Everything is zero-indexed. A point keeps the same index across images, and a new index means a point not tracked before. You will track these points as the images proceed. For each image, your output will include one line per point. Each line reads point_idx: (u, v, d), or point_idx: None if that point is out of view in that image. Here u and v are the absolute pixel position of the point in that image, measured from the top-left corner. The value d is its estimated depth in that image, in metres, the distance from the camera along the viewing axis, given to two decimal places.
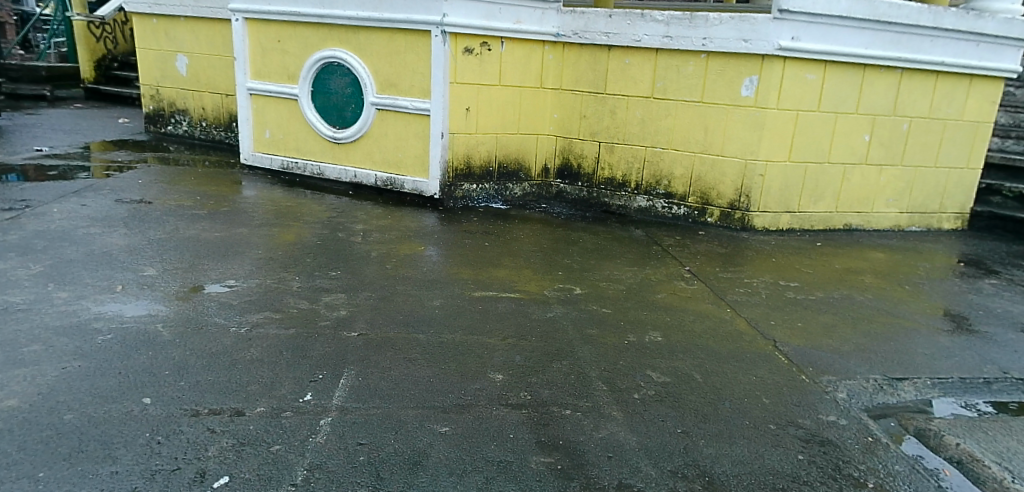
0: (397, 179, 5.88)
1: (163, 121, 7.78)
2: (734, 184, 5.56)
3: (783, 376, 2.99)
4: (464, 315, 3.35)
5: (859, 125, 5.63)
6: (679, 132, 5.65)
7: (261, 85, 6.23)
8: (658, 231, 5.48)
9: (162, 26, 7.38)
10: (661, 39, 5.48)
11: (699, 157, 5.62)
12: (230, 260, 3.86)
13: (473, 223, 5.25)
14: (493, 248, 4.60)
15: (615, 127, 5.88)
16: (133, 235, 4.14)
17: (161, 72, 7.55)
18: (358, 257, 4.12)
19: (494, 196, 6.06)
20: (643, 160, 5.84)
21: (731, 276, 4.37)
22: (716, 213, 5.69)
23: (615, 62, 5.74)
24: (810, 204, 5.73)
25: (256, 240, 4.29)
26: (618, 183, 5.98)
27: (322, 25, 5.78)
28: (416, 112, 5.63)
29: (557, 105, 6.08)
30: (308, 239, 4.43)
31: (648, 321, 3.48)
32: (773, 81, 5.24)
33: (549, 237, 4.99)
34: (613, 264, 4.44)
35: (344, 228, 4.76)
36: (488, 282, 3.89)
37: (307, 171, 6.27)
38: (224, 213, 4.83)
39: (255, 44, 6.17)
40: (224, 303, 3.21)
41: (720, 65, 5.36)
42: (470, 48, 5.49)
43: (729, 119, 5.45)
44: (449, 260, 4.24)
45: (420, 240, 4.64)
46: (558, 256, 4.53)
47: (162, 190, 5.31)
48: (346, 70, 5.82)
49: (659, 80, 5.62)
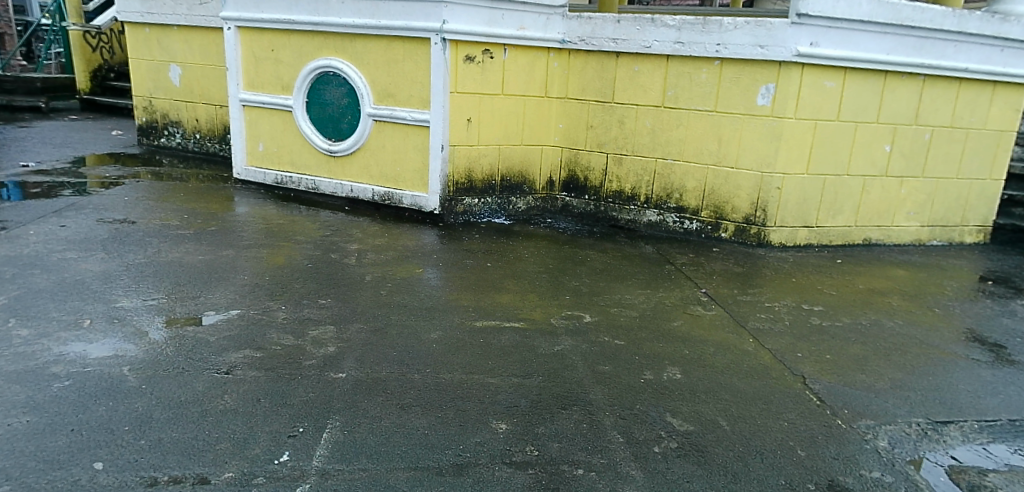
0: (395, 194, 5.61)
1: (156, 133, 7.53)
2: (749, 198, 5.26)
3: (816, 422, 2.69)
4: (462, 349, 3.07)
5: (882, 135, 5.32)
6: (691, 143, 5.36)
7: (254, 96, 5.97)
8: (670, 248, 5.19)
9: (154, 35, 7.13)
10: (672, 45, 5.20)
11: (712, 169, 5.33)
12: (212, 287, 3.60)
13: (474, 241, 4.97)
14: (496, 269, 4.32)
15: (624, 137, 5.59)
16: (111, 259, 3.89)
17: (154, 83, 7.30)
18: (350, 282, 3.85)
19: (496, 211, 5.78)
20: (653, 173, 5.54)
21: (751, 300, 4.07)
22: (730, 228, 5.39)
23: (623, 69, 5.46)
24: (829, 218, 5.43)
25: (243, 264, 4.02)
26: (626, 196, 5.69)
27: (317, 33, 5.52)
28: (415, 123, 5.36)
29: (563, 114, 5.80)
30: (299, 261, 4.16)
31: (665, 355, 3.20)
32: (791, 89, 4.95)
33: (555, 257, 4.70)
34: (624, 287, 4.15)
35: (338, 248, 4.49)
36: (490, 309, 3.61)
37: (302, 185, 6.01)
38: (211, 233, 4.57)
39: (248, 54, 5.92)
40: (201, 339, 2.96)
41: (735, 72, 5.07)
42: (471, 56, 5.23)
43: (744, 129, 5.16)
44: (448, 284, 3.96)
45: (418, 261, 4.36)
46: (566, 278, 4.25)
47: (147, 207, 5.07)
48: (342, 80, 5.56)
49: (670, 88, 5.33)
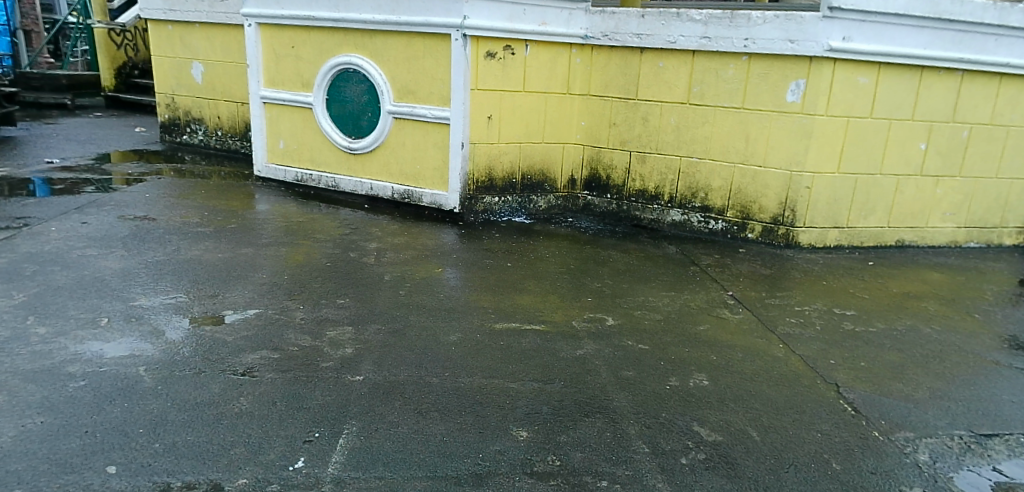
0: (414, 192, 5.55)
1: (178, 130, 7.56)
2: (777, 197, 5.12)
3: (852, 433, 2.58)
4: (482, 353, 3.00)
5: (917, 133, 5.15)
6: (717, 141, 5.23)
7: (275, 93, 5.94)
8: (694, 249, 5.06)
9: (177, 32, 7.15)
10: (698, 40, 5.07)
11: (739, 168, 5.19)
12: (230, 285, 3.56)
13: (495, 240, 4.90)
14: (517, 269, 4.24)
15: (648, 135, 5.47)
16: (131, 257, 3.87)
17: (176, 81, 7.33)
18: (369, 282, 3.79)
19: (517, 210, 5.70)
20: (678, 171, 5.42)
21: (779, 304, 3.95)
22: (757, 228, 5.26)
23: (648, 66, 5.34)
24: (860, 219, 5.27)
25: (261, 262, 3.98)
26: (650, 195, 5.57)
27: (338, 29, 5.47)
28: (435, 121, 5.29)
29: (585, 111, 5.69)
30: (318, 260, 4.11)
31: (691, 360, 3.09)
32: (822, 85, 4.80)
33: (577, 257, 4.60)
34: (648, 288, 4.04)
35: (357, 246, 4.44)
36: (510, 311, 3.53)
37: (322, 183, 5.97)
38: (230, 231, 4.55)
39: (268, 50, 5.89)
40: (218, 339, 2.91)
41: (764, 68, 4.93)
42: (493, 52, 5.15)
43: (772, 126, 5.01)
44: (468, 284, 3.88)
45: (438, 261, 4.29)
46: (588, 279, 4.15)
47: (168, 204, 5.06)
48: (362, 77, 5.51)
49: (696, 85, 5.20)
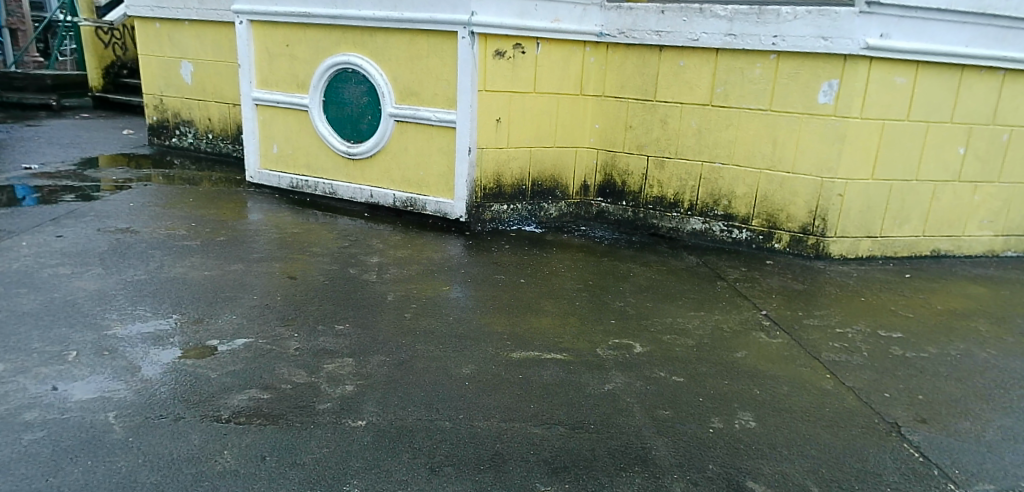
0: (418, 199, 5.21)
1: (167, 133, 7.21)
2: (807, 205, 4.80)
3: (927, 488, 2.25)
4: (499, 389, 2.66)
5: (955, 136, 4.82)
6: (742, 145, 4.91)
7: (268, 95, 5.60)
8: (719, 261, 4.73)
9: (165, 30, 6.80)
10: (722, 38, 4.75)
11: (766, 174, 4.87)
12: (218, 309, 3.21)
13: (505, 252, 4.56)
14: (530, 286, 3.90)
15: (667, 138, 5.14)
16: (108, 276, 3.52)
17: (165, 81, 6.98)
18: (370, 303, 3.45)
19: (527, 218, 5.36)
20: (699, 177, 5.10)
21: (818, 326, 3.63)
22: (784, 238, 4.93)
23: (667, 65, 5.01)
24: (894, 228, 4.95)
25: (252, 280, 3.64)
26: (669, 202, 5.24)
27: (335, 27, 5.13)
28: (440, 124, 4.95)
29: (599, 114, 5.36)
30: (314, 277, 3.77)
31: (733, 395, 2.76)
32: (857, 86, 4.49)
33: (595, 271, 4.27)
34: (675, 308, 3.70)
35: (356, 261, 4.10)
36: (527, 337, 3.19)
37: (319, 189, 5.63)
38: (219, 244, 4.20)
39: (262, 49, 5.54)
40: (202, 376, 2.56)
41: (793, 67, 4.62)
42: (502, 51, 4.82)
43: (802, 129, 4.70)
44: (479, 305, 3.54)
45: (445, 277, 3.95)
46: (608, 297, 3.81)
47: (154, 215, 4.71)
48: (362, 78, 5.17)
49: (720, 85, 4.88)
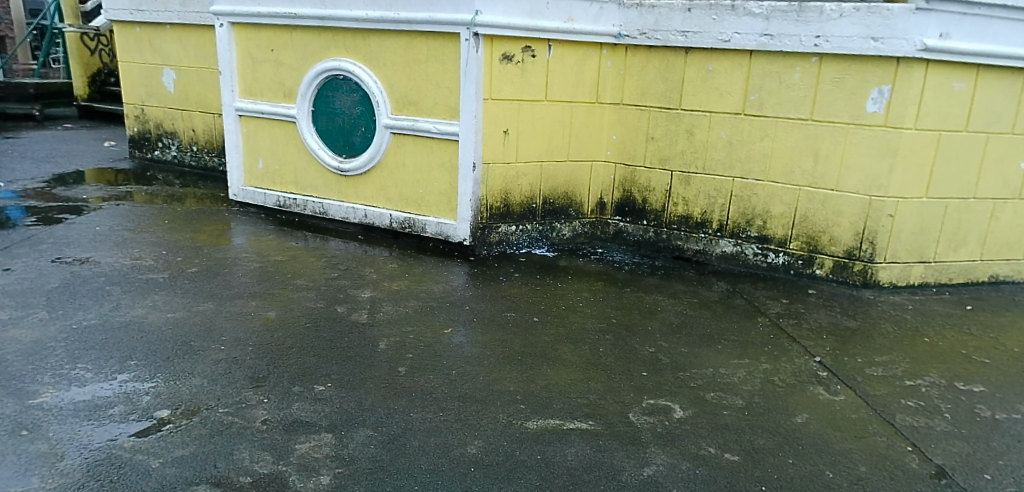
0: (417, 220, 4.69)
1: (149, 145, 6.71)
2: (853, 227, 4.28)
3: None
4: (514, 478, 2.14)
5: (1017, 149, 4.29)
6: (779, 159, 4.38)
7: (252, 105, 5.09)
8: (755, 291, 4.21)
9: (146, 35, 6.30)
10: (757, 38, 4.23)
11: (806, 191, 4.35)
12: (175, 366, 2.70)
13: (515, 282, 4.04)
14: (546, 327, 3.38)
15: (693, 152, 4.62)
16: (52, 321, 3.02)
17: (146, 89, 6.48)
18: (359, 353, 2.93)
19: (537, 240, 4.82)
20: (730, 194, 4.57)
21: (884, 379, 3.11)
22: (826, 264, 4.40)
23: (694, 69, 4.48)
24: (949, 252, 4.41)
25: (221, 324, 3.13)
26: (695, 222, 4.72)
27: (324, 29, 4.62)
28: (441, 137, 4.44)
29: (617, 124, 4.83)
30: (296, 319, 3.25)
31: (803, 482, 2.24)
32: (912, 92, 3.97)
33: (618, 306, 3.74)
34: (715, 355, 3.18)
35: (346, 297, 3.58)
36: (544, 397, 2.67)
37: (308, 209, 5.11)
38: (189, 277, 3.69)
39: (244, 55, 5.04)
40: (137, 467, 2.06)
41: (839, 72, 4.10)
42: (510, 55, 4.30)
43: (848, 142, 4.17)
44: (487, 354, 3.02)
45: (447, 317, 3.43)
46: (637, 340, 3.29)
47: (120, 241, 4.21)
48: (355, 85, 4.65)
49: (754, 92, 4.35)
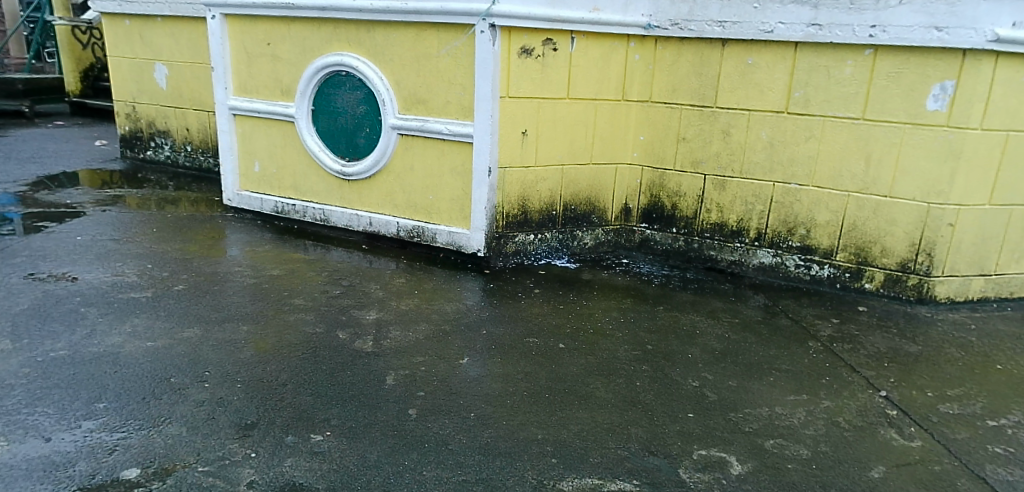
0: (426, 229, 4.31)
1: (141, 145, 6.34)
2: (908, 238, 3.87)
3: None
4: None
5: None
6: (826, 162, 3.98)
7: (247, 103, 4.72)
8: (800, 309, 3.81)
9: (136, 28, 5.94)
10: (804, 29, 3.83)
11: (855, 198, 3.95)
12: (151, 409, 2.33)
13: (536, 300, 3.65)
14: (573, 355, 2.99)
15: (729, 154, 4.23)
16: (15, 352, 2.66)
17: (138, 86, 6.12)
18: (361, 391, 2.55)
19: (557, 249, 4.43)
20: (770, 200, 4.17)
21: (962, 418, 2.70)
22: (877, 277, 4.00)
23: (731, 64, 4.08)
24: (1013, 263, 3.99)
25: (204, 354, 2.75)
26: (731, 230, 4.33)
27: (325, 21, 4.24)
28: (454, 138, 4.05)
29: (644, 123, 4.43)
30: (290, 347, 2.88)
31: None
32: (980, 88, 3.57)
33: (650, 328, 3.35)
34: (767, 390, 2.79)
35: (348, 320, 3.20)
36: (578, 448, 2.28)
37: (309, 215, 4.74)
38: (172, 297, 3.32)
39: (239, 50, 4.66)
40: None
41: (896, 66, 3.70)
42: (530, 48, 3.90)
43: (904, 144, 3.77)
44: (508, 390, 2.64)
45: (461, 343, 3.05)
46: (677, 372, 2.90)
47: (103, 254, 3.85)
48: (359, 82, 4.27)
49: (798, 88, 3.95)
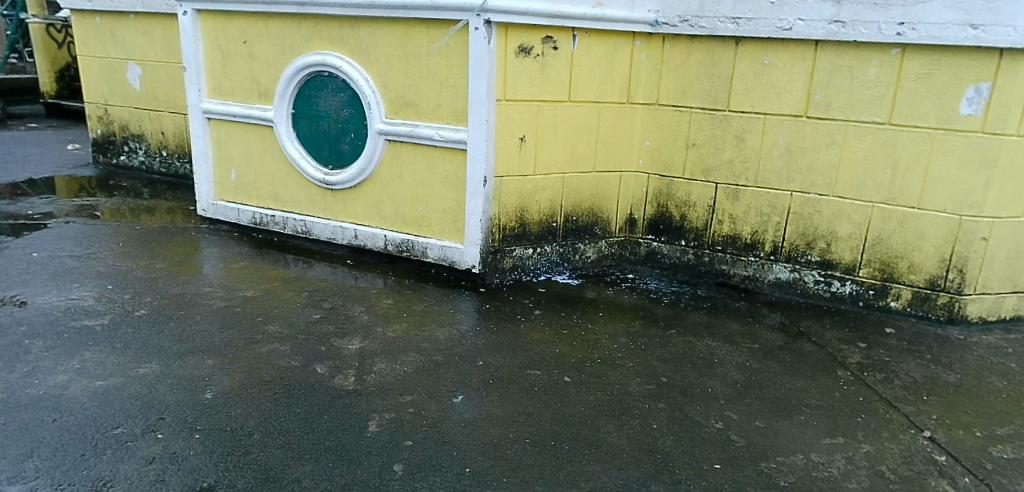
0: (416, 242, 3.98)
1: (114, 150, 5.97)
2: (938, 252, 3.57)
3: None
4: None
5: None
6: (848, 170, 3.67)
7: (222, 106, 4.37)
8: (823, 331, 3.50)
9: (107, 26, 5.57)
10: (825, 26, 3.51)
11: (880, 209, 3.65)
12: (90, 470, 1.98)
13: (536, 323, 3.33)
14: (580, 391, 2.67)
15: (742, 161, 3.91)
16: None
17: (110, 87, 5.75)
18: (340, 441, 2.21)
19: (558, 264, 4.11)
20: (787, 210, 3.87)
21: (1020, 465, 2.39)
22: (904, 296, 3.70)
23: (745, 64, 3.77)
24: None
25: (161, 396, 2.40)
26: (744, 243, 4.02)
27: (305, 17, 3.90)
28: (446, 145, 3.72)
29: (651, 128, 4.12)
30: (260, 385, 2.53)
31: None
32: (1018, 90, 3.26)
33: (663, 357, 3.04)
34: (799, 434, 2.48)
35: (328, 350, 2.87)
36: None
37: (289, 227, 4.39)
38: (131, 323, 2.97)
39: (213, 49, 4.32)
40: None
41: (927, 67, 3.39)
42: (528, 47, 3.57)
43: (935, 151, 3.47)
44: (509, 437, 2.32)
45: (455, 377, 2.72)
46: (696, 411, 2.58)
47: (60, 273, 3.49)
48: (342, 84, 3.94)
49: (819, 90, 3.64)
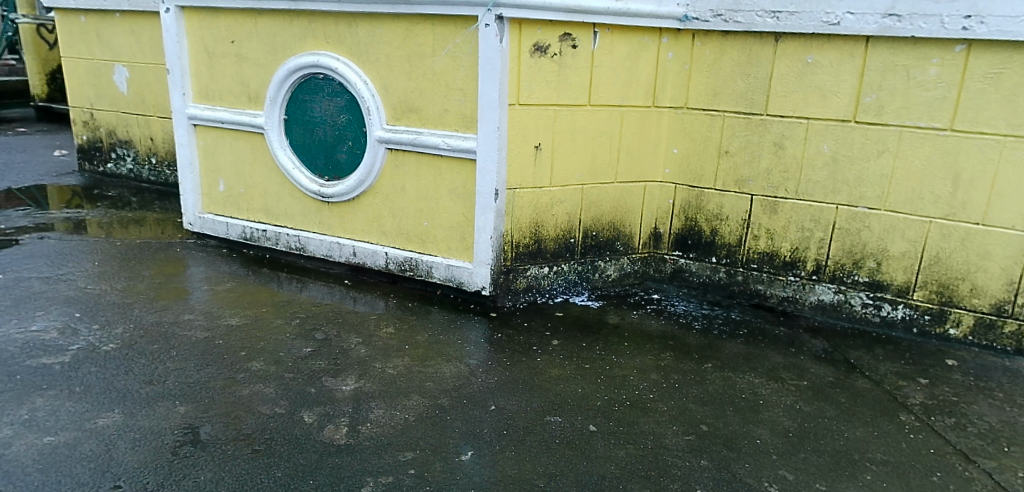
0: (420, 261, 3.61)
1: (101, 157, 5.64)
2: (1006, 274, 3.18)
3: None
4: None
5: None
6: (903, 181, 3.28)
7: (210, 112, 4.03)
8: (877, 363, 3.11)
9: (93, 25, 5.23)
10: (879, 20, 3.11)
11: (939, 225, 3.25)
12: None
13: (554, 356, 2.96)
14: (609, 444, 2.30)
15: (782, 171, 3.53)
16: None
17: (98, 91, 5.42)
18: None
19: (576, 284, 3.73)
20: (831, 225, 3.48)
21: None
22: (964, 322, 3.30)
23: (786, 63, 3.38)
24: None
25: (117, 457, 2.05)
26: (782, 261, 3.64)
27: (298, 14, 3.55)
28: (453, 154, 3.36)
29: (678, 134, 3.73)
30: (235, 440, 2.17)
31: None
32: None
33: (700, 398, 2.66)
34: None
35: (318, 393, 2.51)
36: None
37: (283, 243, 4.04)
38: (94, 362, 2.61)
39: (200, 49, 3.97)
40: None
41: (996, 65, 3.00)
42: (545, 45, 3.20)
43: (1004, 160, 3.08)
44: None
45: (464, 427, 2.36)
46: (745, 470, 2.20)
47: (26, 299, 3.15)
48: (339, 87, 3.58)
49: (870, 92, 3.25)
